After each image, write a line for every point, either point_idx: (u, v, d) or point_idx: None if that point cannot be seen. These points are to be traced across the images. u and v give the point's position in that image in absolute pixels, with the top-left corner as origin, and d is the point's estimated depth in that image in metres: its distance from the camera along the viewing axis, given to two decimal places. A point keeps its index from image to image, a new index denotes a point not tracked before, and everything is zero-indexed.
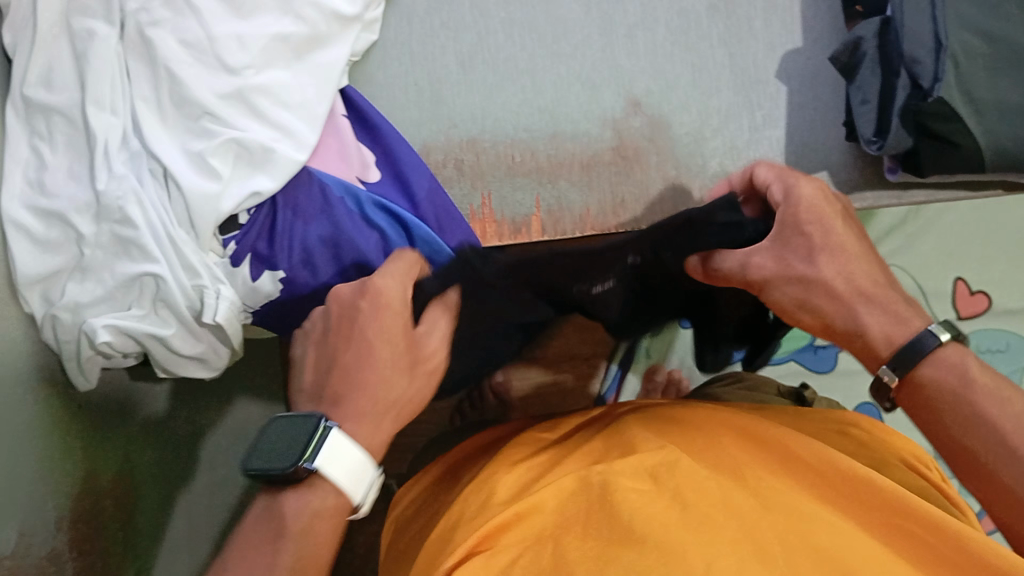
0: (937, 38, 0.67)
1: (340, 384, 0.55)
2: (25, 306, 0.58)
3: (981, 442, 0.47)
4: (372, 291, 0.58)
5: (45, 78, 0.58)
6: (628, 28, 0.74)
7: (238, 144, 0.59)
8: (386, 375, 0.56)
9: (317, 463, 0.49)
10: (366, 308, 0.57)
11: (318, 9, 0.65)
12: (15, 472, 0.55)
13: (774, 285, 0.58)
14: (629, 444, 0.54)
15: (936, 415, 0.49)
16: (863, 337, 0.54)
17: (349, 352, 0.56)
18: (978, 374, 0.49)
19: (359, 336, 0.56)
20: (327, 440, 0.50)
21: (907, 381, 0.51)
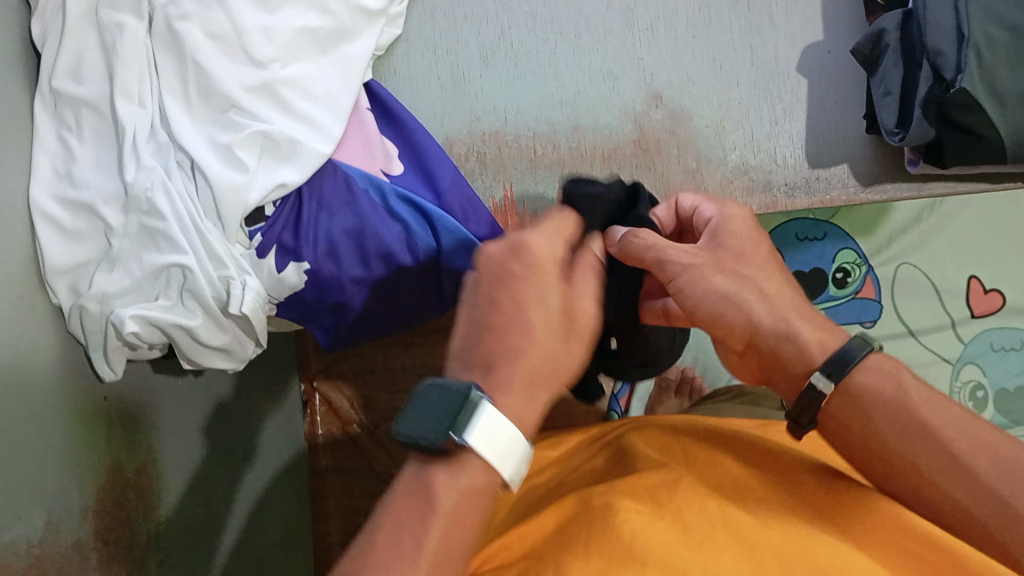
0: (959, 30, 0.67)
1: (486, 358, 0.43)
2: (53, 297, 0.58)
3: (930, 461, 0.43)
4: (526, 249, 0.45)
5: (74, 70, 0.59)
6: (649, 21, 0.75)
7: (264, 135, 0.60)
8: (547, 350, 0.43)
9: (471, 439, 0.39)
10: (526, 271, 0.44)
11: (343, 3, 0.66)
12: (40, 461, 0.55)
13: (695, 279, 0.50)
14: (629, 464, 0.52)
15: (876, 431, 0.45)
16: (795, 339, 0.47)
17: (514, 317, 0.43)
18: (914, 388, 0.45)
19: (515, 295, 0.43)
20: (480, 412, 0.39)
21: (842, 390, 0.46)
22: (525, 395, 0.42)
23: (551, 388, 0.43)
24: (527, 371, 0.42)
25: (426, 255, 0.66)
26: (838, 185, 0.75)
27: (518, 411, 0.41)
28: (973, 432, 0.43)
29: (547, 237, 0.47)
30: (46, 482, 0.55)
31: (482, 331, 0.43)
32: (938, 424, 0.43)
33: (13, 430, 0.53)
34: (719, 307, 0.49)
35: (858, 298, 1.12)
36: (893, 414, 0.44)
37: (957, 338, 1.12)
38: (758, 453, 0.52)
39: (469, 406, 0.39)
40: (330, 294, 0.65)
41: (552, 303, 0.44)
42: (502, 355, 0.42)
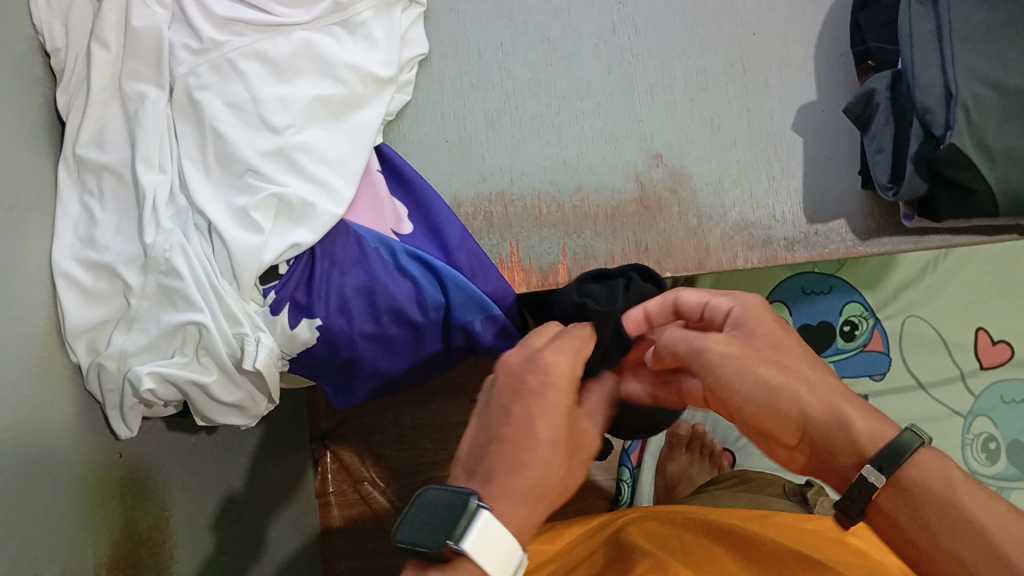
0: (948, 90, 0.69)
1: (492, 470, 0.48)
2: (72, 356, 0.60)
3: (971, 537, 0.45)
4: (548, 365, 0.52)
5: (97, 139, 0.62)
6: (648, 86, 0.77)
7: (279, 199, 0.62)
8: (549, 469, 0.48)
9: (466, 544, 0.42)
10: (543, 387, 0.51)
11: (356, 73, 0.68)
12: (57, 520, 0.56)
13: (736, 372, 0.51)
14: (627, 555, 0.58)
15: (916, 518, 0.47)
16: (847, 431, 0.49)
17: (527, 433, 0.48)
18: (961, 481, 0.47)
19: (529, 397, 0.50)
20: (478, 518, 0.43)
21: (893, 482, 0.48)
22: (534, 507, 0.46)
23: (547, 505, 0.48)
24: (527, 483, 0.47)
25: (436, 312, 0.67)
26: (836, 240, 0.76)
27: (517, 523, 0.46)
28: (1001, 515, 0.46)
29: (566, 354, 0.53)
30: (61, 540, 0.56)
31: (496, 445, 0.49)
32: (981, 516, 0.45)
33: (29, 489, 0.54)
34: (763, 410, 0.51)
35: (865, 350, 1.13)
36: (938, 505, 0.47)
37: (968, 392, 1.12)
38: (748, 553, 0.57)
39: (468, 514, 0.43)
40: (343, 350, 0.66)
41: (562, 421, 0.50)
42: (508, 467, 0.47)
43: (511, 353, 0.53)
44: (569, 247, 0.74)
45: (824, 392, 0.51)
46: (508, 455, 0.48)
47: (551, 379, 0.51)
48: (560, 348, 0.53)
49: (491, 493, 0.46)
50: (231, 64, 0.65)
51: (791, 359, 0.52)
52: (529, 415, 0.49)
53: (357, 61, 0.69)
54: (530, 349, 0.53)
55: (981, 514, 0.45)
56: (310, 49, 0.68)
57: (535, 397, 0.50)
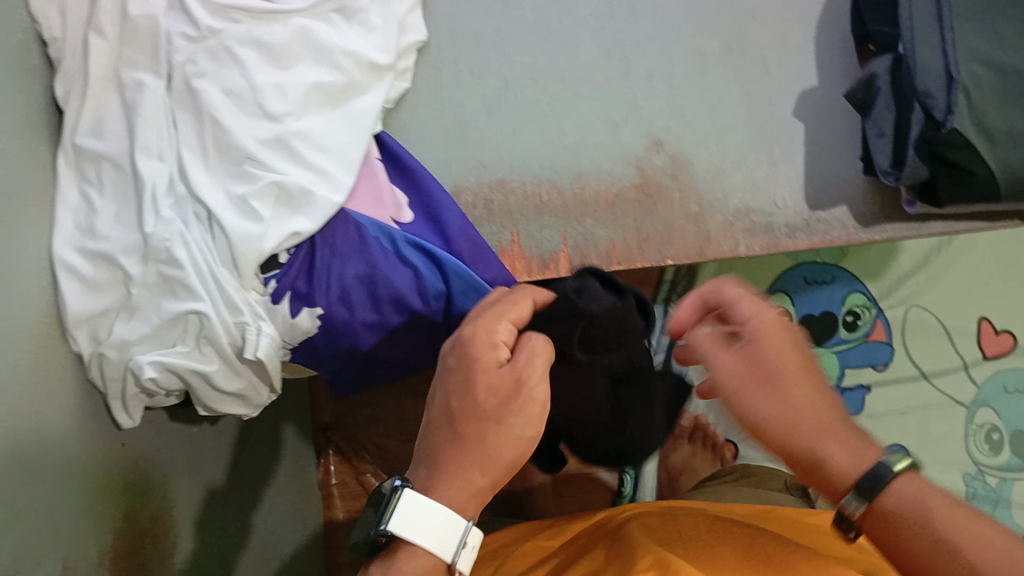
0: (949, 72, 0.68)
1: (432, 451, 0.50)
2: (73, 345, 0.60)
3: (949, 563, 0.43)
4: (467, 340, 0.51)
5: (95, 128, 0.61)
6: (647, 71, 0.77)
7: (278, 186, 0.62)
8: (479, 432, 0.49)
9: (392, 525, 0.46)
10: (462, 360, 0.50)
11: (354, 59, 0.68)
12: (60, 509, 0.56)
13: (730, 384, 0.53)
14: (627, 545, 0.59)
15: (902, 543, 0.45)
16: (824, 451, 0.49)
17: (450, 409, 0.50)
18: (942, 508, 0.45)
19: (458, 375, 0.50)
20: (401, 500, 0.46)
21: (873, 509, 0.47)
22: (468, 474, 0.48)
23: (491, 472, 0.49)
24: (465, 458, 0.49)
25: (437, 300, 0.67)
26: (838, 226, 0.76)
27: (447, 493, 0.48)
28: (991, 540, 0.42)
29: (495, 320, 0.52)
30: (64, 528, 0.56)
31: (430, 423, 0.51)
32: (956, 540, 0.43)
33: (32, 478, 0.54)
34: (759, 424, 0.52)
35: (868, 341, 1.13)
36: (919, 533, 0.45)
37: (970, 381, 1.12)
38: (753, 549, 0.56)
39: (393, 498, 0.47)
40: (343, 338, 0.67)
41: (479, 389, 0.49)
42: (445, 445, 0.49)
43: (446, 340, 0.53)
44: (570, 235, 0.74)
45: (805, 403, 0.51)
46: (439, 436, 0.50)
47: (471, 352, 0.50)
48: (489, 314, 0.52)
49: (427, 474, 0.49)
50: (228, 51, 0.65)
51: (788, 382, 0.52)
52: (457, 395, 0.50)
53: (356, 48, 0.69)
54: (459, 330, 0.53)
55: (958, 540, 0.43)
56: (308, 36, 0.67)
57: (456, 378, 0.50)
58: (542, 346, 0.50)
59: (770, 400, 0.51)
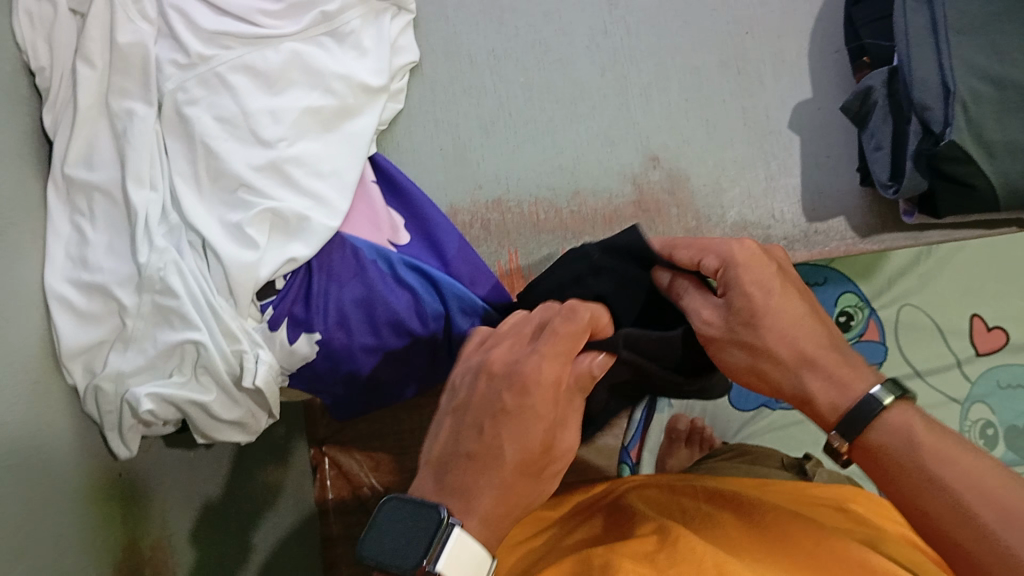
0: (945, 86, 0.68)
1: (462, 484, 0.45)
2: (68, 378, 0.59)
3: (936, 488, 0.45)
4: (526, 379, 0.47)
5: (86, 158, 0.61)
6: (642, 87, 0.77)
7: (274, 213, 0.62)
8: (519, 482, 0.46)
9: (442, 564, 0.41)
10: (523, 402, 0.46)
11: (347, 83, 0.68)
12: (59, 543, 0.55)
13: (721, 348, 0.54)
14: (628, 520, 0.56)
15: (893, 481, 0.47)
16: (810, 403, 0.52)
17: (499, 449, 0.46)
18: (927, 436, 0.47)
19: (517, 425, 0.46)
20: (452, 535, 0.41)
21: (859, 445, 0.49)
22: (488, 508, 0.44)
23: (515, 513, 0.46)
24: (501, 505, 0.45)
25: (436, 321, 0.67)
26: (836, 237, 0.76)
27: (481, 532, 0.44)
28: (970, 468, 0.45)
29: (551, 362, 0.48)
30: (65, 555, 0.55)
31: (471, 456, 0.46)
32: (943, 469, 0.46)
33: (28, 515, 0.52)
34: (749, 374, 0.54)
35: (861, 341, 1.11)
36: (902, 460, 0.47)
37: (965, 378, 1.12)
38: (751, 520, 0.54)
39: (443, 532, 0.41)
40: (342, 363, 0.66)
41: (536, 438, 0.46)
42: (480, 480, 0.45)
43: (501, 352, 0.49)
44: (568, 253, 0.74)
45: (802, 335, 0.52)
46: (483, 474, 0.45)
47: (532, 394, 0.47)
48: (551, 348, 0.48)
49: (455, 507, 0.44)
50: (220, 78, 0.64)
51: (779, 310, 0.52)
52: (514, 441, 0.46)
53: (348, 70, 0.68)
54: (519, 353, 0.49)
55: (903, 458, 0.47)
56: (301, 60, 0.67)
57: (513, 419, 0.46)
58: (603, 362, 0.52)
59: (756, 348, 0.53)
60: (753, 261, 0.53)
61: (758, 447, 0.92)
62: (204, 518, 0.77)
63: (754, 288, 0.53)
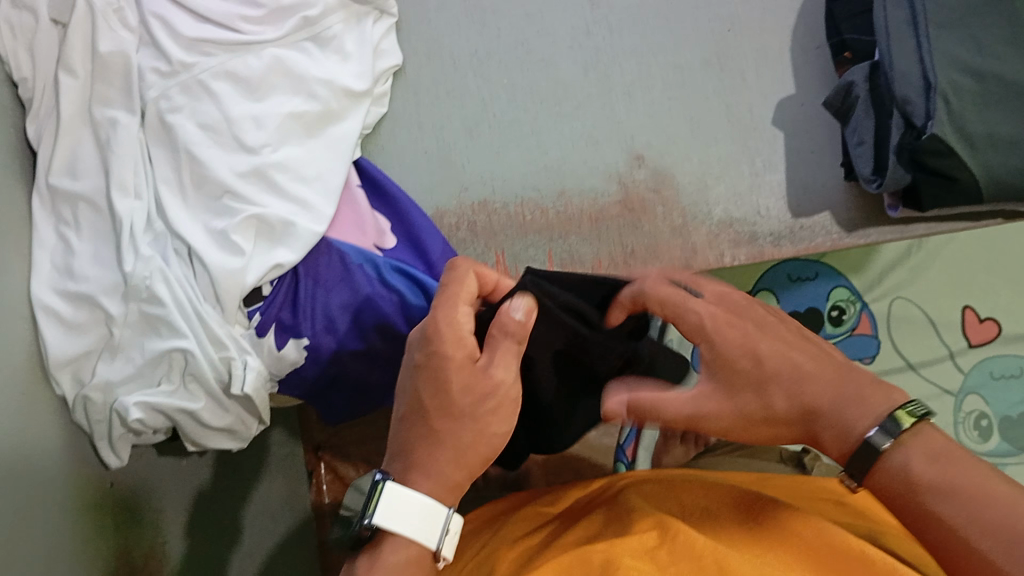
0: (926, 77, 0.69)
1: (404, 448, 0.47)
2: (58, 389, 0.59)
3: (943, 525, 0.42)
4: (430, 335, 0.47)
5: (69, 168, 0.60)
6: (626, 86, 0.77)
7: (259, 219, 0.62)
8: (456, 430, 0.46)
9: (376, 519, 0.43)
10: (430, 357, 0.47)
11: (330, 87, 0.68)
12: (50, 556, 0.55)
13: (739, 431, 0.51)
14: (626, 514, 0.56)
15: (897, 512, 0.44)
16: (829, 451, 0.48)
17: (421, 405, 0.47)
18: (927, 468, 0.43)
19: (432, 381, 0.47)
20: (382, 492, 0.44)
21: (868, 482, 0.46)
22: (446, 470, 0.46)
23: (469, 467, 0.47)
24: (450, 458, 0.46)
25: None
26: (821, 232, 0.76)
27: (428, 489, 0.45)
28: (976, 491, 0.42)
29: (448, 310, 0.48)
30: (58, 565, 0.56)
31: (404, 418, 0.48)
32: (945, 502, 0.42)
33: (19, 528, 0.52)
34: (780, 440, 0.50)
35: (854, 335, 1.12)
36: (904, 494, 0.44)
37: (957, 370, 1.12)
38: (750, 513, 0.54)
39: (375, 490, 0.44)
40: (331, 367, 0.66)
41: (451, 384, 0.46)
42: (419, 441, 0.47)
43: (417, 330, 0.50)
44: (555, 253, 0.74)
45: (804, 386, 0.49)
46: (420, 429, 0.47)
47: (439, 351, 0.47)
48: (448, 300, 0.48)
49: (400, 470, 0.47)
50: (202, 85, 0.64)
51: (769, 362, 0.50)
52: (430, 391, 0.47)
53: (331, 75, 0.68)
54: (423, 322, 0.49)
55: (903, 496, 0.44)
56: (284, 65, 0.67)
57: (427, 374, 0.47)
58: (525, 302, 0.49)
59: (765, 419, 0.50)
60: (717, 319, 0.52)
61: (755, 443, 0.92)
62: (197, 525, 0.77)
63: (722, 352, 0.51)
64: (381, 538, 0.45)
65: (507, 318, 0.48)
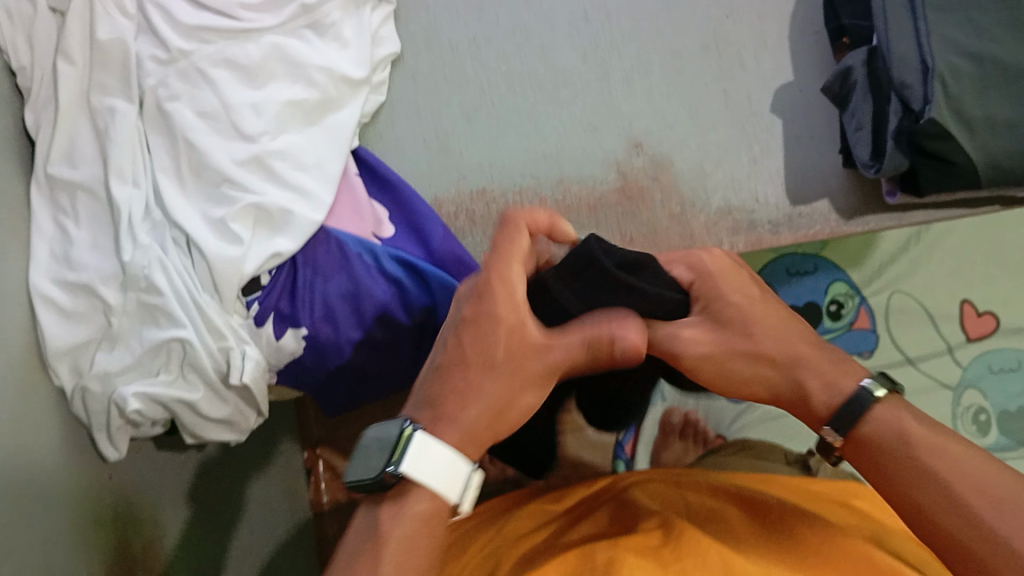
0: (924, 61, 0.69)
1: (436, 395, 0.47)
2: (55, 378, 0.59)
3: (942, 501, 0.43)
4: (478, 290, 0.48)
5: (68, 157, 0.60)
6: (624, 73, 0.77)
7: (258, 208, 0.62)
8: (492, 384, 0.47)
9: (404, 467, 0.44)
10: (476, 309, 0.48)
11: (329, 75, 0.68)
12: (52, 553, 0.55)
13: (719, 362, 0.50)
14: (630, 514, 0.56)
15: (882, 475, 0.46)
16: (805, 400, 0.49)
17: (461, 357, 0.47)
18: (918, 431, 0.45)
19: (474, 335, 0.47)
20: (413, 441, 0.44)
21: (851, 441, 0.47)
22: (476, 423, 0.46)
23: (497, 427, 0.48)
24: (478, 412, 0.47)
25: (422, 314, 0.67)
26: (820, 219, 0.76)
27: (456, 439, 0.46)
28: (971, 461, 0.44)
29: (500, 263, 0.48)
30: (61, 563, 0.56)
31: (439, 369, 0.48)
32: (943, 464, 0.44)
33: (20, 519, 0.52)
34: (754, 383, 0.50)
35: (853, 329, 1.12)
36: (894, 456, 0.45)
37: (955, 362, 1.12)
38: (756, 512, 0.54)
39: (404, 439, 0.44)
40: (329, 359, 0.66)
41: (497, 338, 0.47)
42: (453, 390, 0.47)
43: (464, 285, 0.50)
44: None
45: (793, 339, 0.50)
46: (459, 378, 0.47)
47: (486, 305, 0.48)
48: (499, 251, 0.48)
49: (427, 419, 0.46)
50: (200, 72, 0.64)
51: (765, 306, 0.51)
52: (473, 340, 0.47)
53: (330, 63, 0.68)
54: (472, 278, 0.50)
55: (894, 485, 0.45)
56: (282, 53, 0.67)
57: (472, 327, 0.48)
58: (568, 230, 0.52)
59: (757, 359, 0.50)
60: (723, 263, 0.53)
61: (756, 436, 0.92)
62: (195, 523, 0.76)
63: (708, 288, 0.52)
64: (404, 490, 0.44)
65: (623, 340, 0.48)
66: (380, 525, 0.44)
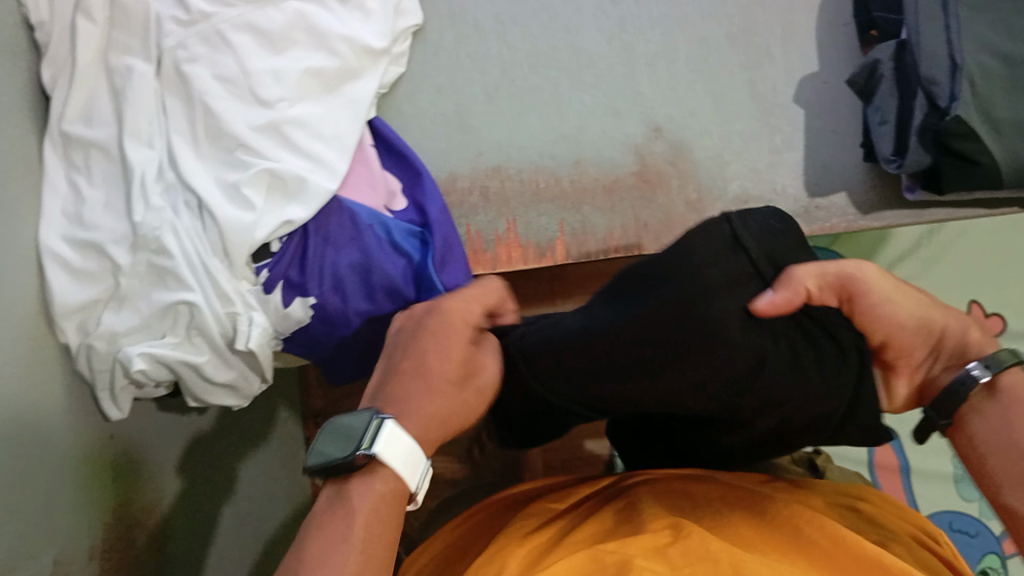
0: (953, 58, 0.68)
1: (399, 394, 0.49)
2: (61, 336, 0.58)
3: None
4: (442, 308, 0.54)
5: (84, 114, 0.60)
6: (649, 57, 0.76)
7: (272, 174, 0.61)
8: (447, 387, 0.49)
9: (376, 449, 0.44)
10: (435, 317, 0.54)
11: (350, 45, 0.67)
12: (50, 512, 0.55)
13: (883, 293, 0.47)
14: (637, 512, 0.55)
15: (1001, 426, 0.46)
16: (942, 339, 0.48)
17: (419, 362, 0.50)
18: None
19: (433, 343, 0.52)
20: (383, 427, 0.45)
21: (989, 387, 0.47)
22: (428, 417, 0.48)
23: (447, 429, 0.49)
24: (432, 413, 0.48)
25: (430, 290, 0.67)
26: (838, 214, 0.75)
27: (420, 431, 0.47)
28: None
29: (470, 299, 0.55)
30: (55, 522, 0.55)
31: (399, 372, 0.50)
32: None
33: (20, 474, 0.52)
34: (917, 313, 0.48)
35: None
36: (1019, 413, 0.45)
37: None
38: (765, 513, 0.53)
39: (374, 426, 0.45)
40: (337, 328, 0.66)
41: (451, 353, 0.51)
42: (415, 389, 0.49)
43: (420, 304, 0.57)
44: (568, 223, 0.73)
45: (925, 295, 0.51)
46: (414, 384, 0.49)
47: (450, 323, 0.53)
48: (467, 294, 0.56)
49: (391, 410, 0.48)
50: (221, 36, 0.63)
51: None
52: (434, 348, 0.51)
53: (352, 33, 0.67)
54: (436, 300, 0.56)
55: (996, 432, 0.46)
56: (304, 20, 0.66)
57: (440, 339, 0.52)
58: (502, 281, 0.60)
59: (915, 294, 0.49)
60: None
61: None
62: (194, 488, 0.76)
63: None
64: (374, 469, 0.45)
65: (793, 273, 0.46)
66: (349, 498, 0.44)
